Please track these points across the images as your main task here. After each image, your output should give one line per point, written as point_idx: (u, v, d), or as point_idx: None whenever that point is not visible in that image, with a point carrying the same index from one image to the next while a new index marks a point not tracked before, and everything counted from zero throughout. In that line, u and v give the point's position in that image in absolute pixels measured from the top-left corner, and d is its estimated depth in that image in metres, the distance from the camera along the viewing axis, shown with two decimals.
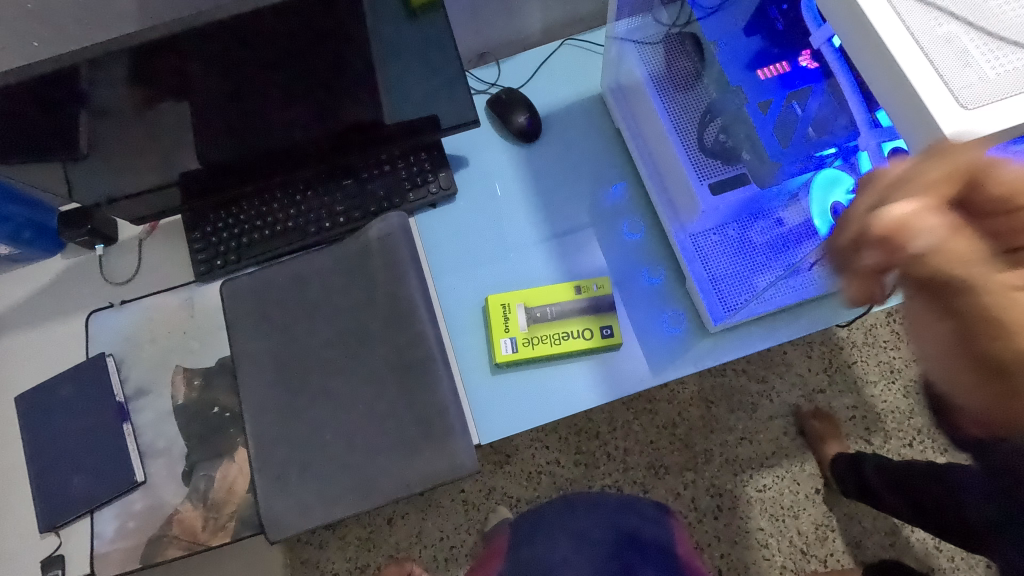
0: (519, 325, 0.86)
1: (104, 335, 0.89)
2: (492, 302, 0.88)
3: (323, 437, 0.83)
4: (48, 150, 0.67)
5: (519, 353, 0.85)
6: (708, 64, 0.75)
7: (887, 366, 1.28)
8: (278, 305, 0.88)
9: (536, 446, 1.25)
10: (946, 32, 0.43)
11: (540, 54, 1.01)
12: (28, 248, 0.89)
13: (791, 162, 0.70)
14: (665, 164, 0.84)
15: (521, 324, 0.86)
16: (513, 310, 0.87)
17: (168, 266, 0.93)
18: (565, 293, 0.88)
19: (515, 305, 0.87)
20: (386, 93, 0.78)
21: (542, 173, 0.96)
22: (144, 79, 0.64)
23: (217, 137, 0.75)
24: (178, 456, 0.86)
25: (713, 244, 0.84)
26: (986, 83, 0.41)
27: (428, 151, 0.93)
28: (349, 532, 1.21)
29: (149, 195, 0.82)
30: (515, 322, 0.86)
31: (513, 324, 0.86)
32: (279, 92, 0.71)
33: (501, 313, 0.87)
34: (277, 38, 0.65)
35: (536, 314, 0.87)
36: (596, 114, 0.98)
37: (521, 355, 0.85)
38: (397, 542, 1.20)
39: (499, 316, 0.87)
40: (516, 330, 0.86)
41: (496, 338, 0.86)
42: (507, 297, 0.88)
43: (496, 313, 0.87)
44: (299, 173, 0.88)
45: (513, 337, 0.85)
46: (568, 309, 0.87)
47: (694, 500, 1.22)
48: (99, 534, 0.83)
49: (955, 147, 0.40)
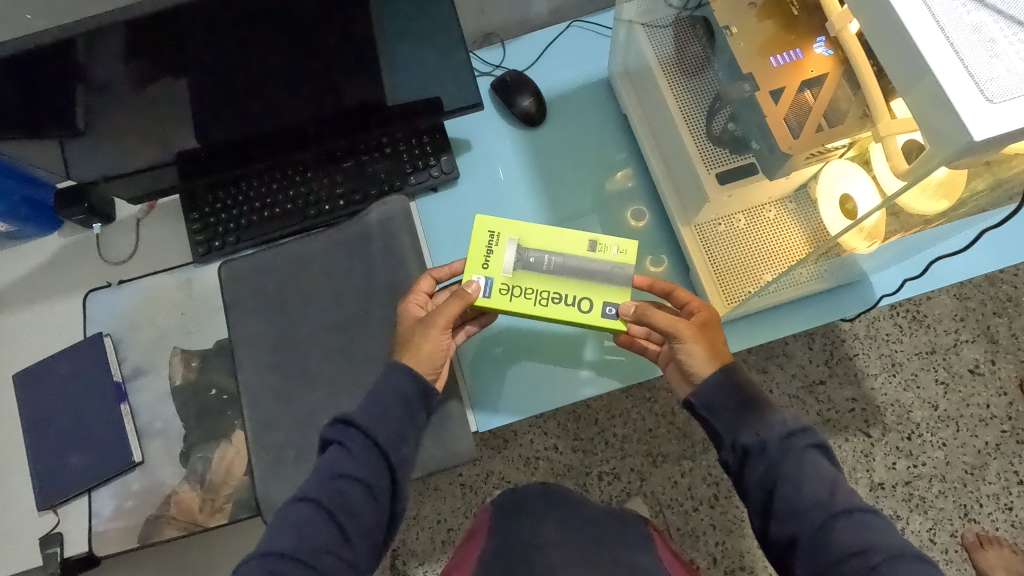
0: (502, 264, 0.68)
1: (102, 315, 0.89)
2: (478, 224, 0.70)
3: (321, 421, 0.83)
4: (44, 127, 0.66)
5: (493, 300, 0.68)
6: (719, 51, 0.72)
7: (889, 360, 1.27)
8: (276, 287, 0.87)
9: (535, 432, 1.25)
10: (974, 20, 0.41)
11: (546, 37, 0.98)
12: (25, 225, 0.88)
13: (801, 153, 0.63)
14: (673, 152, 0.83)
15: (505, 264, 0.68)
16: (501, 243, 0.69)
17: (165, 246, 0.92)
18: (574, 245, 0.69)
19: (507, 237, 0.69)
20: (388, 73, 0.76)
21: (545, 159, 0.94)
22: (141, 53, 0.62)
23: (215, 114, 0.73)
24: (176, 436, 0.86)
25: (719, 234, 0.83)
26: (1012, 75, 0.39)
27: (430, 134, 0.92)
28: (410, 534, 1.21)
29: (145, 173, 0.81)
30: (499, 259, 0.69)
31: (495, 261, 0.69)
32: (280, 71, 0.69)
33: (485, 241, 0.69)
34: (277, 14, 0.62)
35: (529, 259, 0.68)
36: (602, 98, 0.96)
37: (495, 303, 0.67)
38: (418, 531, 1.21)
39: (482, 246, 0.69)
40: (496, 270, 0.68)
41: (470, 273, 0.68)
42: (498, 225, 0.70)
43: (478, 240, 0.69)
44: (299, 154, 0.87)
45: (490, 277, 0.68)
46: (570, 267, 0.68)
47: (691, 488, 1.22)
48: (97, 512, 0.84)
49: (979, 140, 0.38)
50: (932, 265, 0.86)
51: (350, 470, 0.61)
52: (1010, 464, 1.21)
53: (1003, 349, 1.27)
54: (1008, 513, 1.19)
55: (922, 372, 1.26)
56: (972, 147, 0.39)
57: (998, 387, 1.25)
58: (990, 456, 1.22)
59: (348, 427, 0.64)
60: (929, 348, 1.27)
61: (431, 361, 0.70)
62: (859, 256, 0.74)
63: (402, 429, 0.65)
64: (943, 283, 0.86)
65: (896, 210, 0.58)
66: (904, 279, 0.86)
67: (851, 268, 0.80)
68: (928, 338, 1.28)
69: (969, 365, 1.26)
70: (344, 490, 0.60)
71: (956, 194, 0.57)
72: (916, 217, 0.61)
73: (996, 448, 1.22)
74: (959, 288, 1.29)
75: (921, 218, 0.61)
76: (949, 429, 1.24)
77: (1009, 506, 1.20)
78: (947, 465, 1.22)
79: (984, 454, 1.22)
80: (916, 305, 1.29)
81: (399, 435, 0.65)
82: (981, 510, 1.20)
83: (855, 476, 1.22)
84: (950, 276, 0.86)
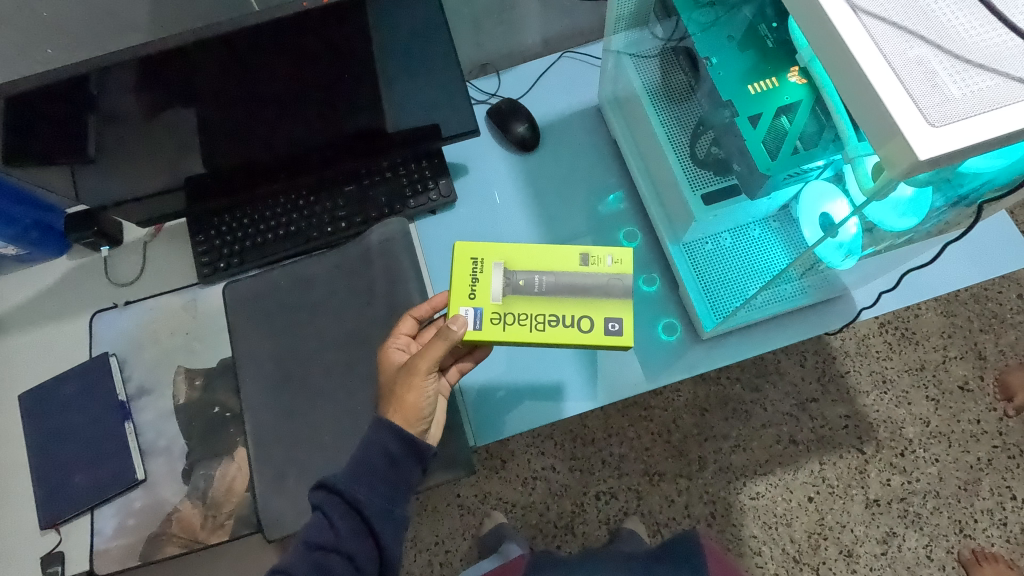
0: (490, 292, 0.67)
1: (108, 335, 0.91)
2: (459, 253, 0.69)
3: (321, 437, 0.84)
4: (56, 156, 0.68)
5: (484, 331, 0.66)
6: (701, 79, 0.76)
7: (880, 376, 1.26)
8: (279, 307, 0.90)
9: (532, 452, 1.24)
10: (917, 54, 0.45)
11: (539, 67, 1.03)
12: (36, 248, 0.90)
13: (779, 173, 0.68)
14: (660, 175, 0.87)
15: (493, 292, 0.67)
16: (486, 269, 0.68)
17: (170, 268, 0.94)
18: (566, 262, 0.68)
19: (490, 262, 0.68)
20: (388, 103, 0.80)
21: (539, 182, 0.98)
22: (151, 87, 0.64)
23: (221, 142, 0.76)
24: (178, 454, 0.88)
25: (706, 252, 0.87)
26: (953, 102, 0.43)
27: (428, 159, 0.96)
28: (415, 565, 1.20)
29: (153, 199, 0.84)
30: (485, 288, 0.67)
31: (482, 290, 0.67)
32: (285, 98, 0.73)
33: (469, 269, 0.68)
34: (281, 50, 0.65)
35: (518, 282, 0.67)
36: (593, 125, 1.01)
37: (486, 335, 0.65)
38: (419, 557, 1.20)
39: (466, 276, 0.68)
40: (484, 299, 0.67)
41: (456, 306, 0.66)
42: (479, 250, 0.69)
43: (462, 270, 0.68)
44: (303, 178, 0.90)
45: (478, 308, 0.66)
46: (564, 285, 0.67)
47: (688, 507, 1.21)
48: (99, 531, 0.85)
49: (924, 160, 0.42)
50: (907, 276, 0.91)
51: (331, 542, 0.63)
52: (1003, 480, 1.20)
53: (991, 364, 1.26)
54: (1003, 528, 1.18)
55: (912, 389, 1.25)
56: (918, 166, 0.43)
57: (988, 402, 1.24)
58: (983, 471, 1.21)
59: (328, 489, 0.65)
60: (919, 364, 1.26)
61: (416, 411, 0.68)
62: (840, 272, 0.78)
63: (390, 492, 0.66)
64: (920, 294, 0.91)
65: (867, 225, 0.63)
66: (882, 290, 0.91)
67: (841, 303, 0.90)
68: (917, 355, 1.27)
69: (958, 381, 1.26)
70: (326, 562, 0.62)
71: (923, 212, 0.61)
72: (887, 232, 0.65)
73: (988, 464, 1.21)
74: (945, 304, 1.29)
75: (893, 234, 0.66)
76: (941, 445, 1.23)
77: (1004, 521, 1.18)
78: (940, 481, 1.21)
79: (977, 469, 1.21)
80: (905, 321, 1.29)
81: (389, 499, 0.66)
82: (976, 525, 1.19)
83: (849, 493, 1.21)
84: (925, 289, 0.91)
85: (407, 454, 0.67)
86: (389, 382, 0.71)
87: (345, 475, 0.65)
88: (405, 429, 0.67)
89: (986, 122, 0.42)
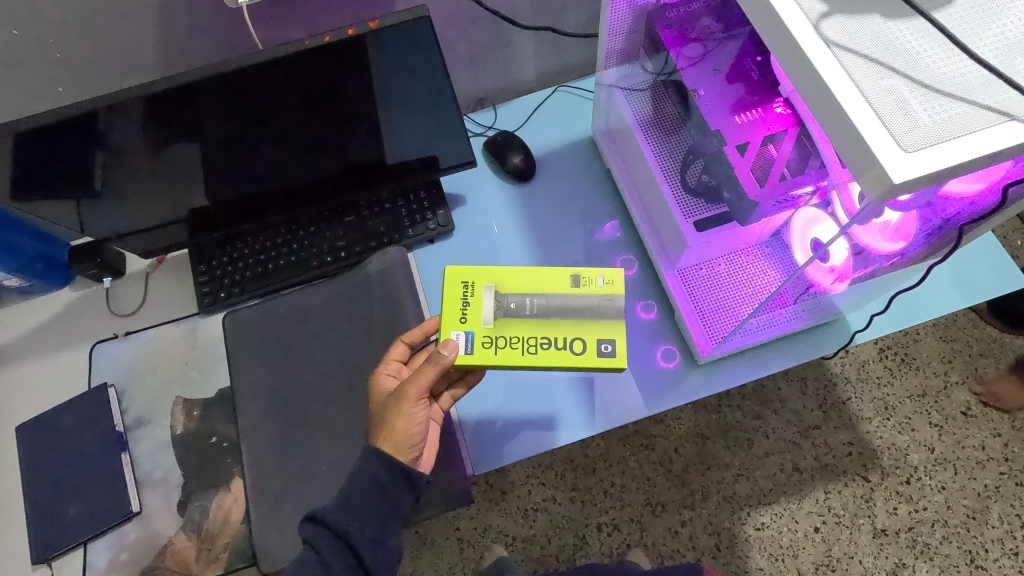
0: (480, 316, 0.68)
1: (106, 366, 0.92)
2: (451, 278, 0.70)
3: (317, 467, 0.84)
4: (61, 190, 0.70)
5: (476, 355, 0.66)
6: (691, 112, 0.79)
7: (882, 403, 1.25)
8: (278, 337, 0.91)
9: (533, 483, 1.23)
10: (889, 84, 0.47)
11: (534, 101, 1.07)
12: (38, 280, 0.92)
13: (768, 200, 0.71)
14: (652, 202, 0.89)
15: (484, 315, 0.68)
16: (478, 292, 0.69)
17: (171, 298, 0.95)
18: (556, 285, 0.69)
19: (482, 286, 0.69)
20: (387, 137, 0.82)
21: (536, 211, 1.00)
22: (156, 123, 0.66)
23: (223, 175, 0.78)
24: (174, 485, 0.87)
25: (701, 278, 0.88)
26: (924, 129, 0.45)
27: (427, 190, 0.98)
28: None
29: (155, 230, 0.85)
30: (477, 311, 0.68)
31: (473, 314, 0.68)
32: (285, 133, 0.75)
33: (461, 293, 0.69)
34: (282, 87, 0.68)
35: (509, 305, 0.68)
36: (587, 156, 1.04)
37: (478, 359, 0.65)
38: None
39: (457, 299, 0.69)
40: (475, 323, 0.67)
41: (448, 330, 0.67)
42: (471, 275, 0.70)
43: (454, 294, 0.69)
44: (303, 210, 0.92)
45: (469, 332, 0.67)
46: (554, 307, 0.68)
47: (693, 539, 1.19)
48: (92, 565, 0.84)
49: (899, 184, 0.43)
50: (899, 298, 0.92)
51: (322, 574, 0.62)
52: (1011, 508, 1.18)
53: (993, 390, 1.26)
54: (1014, 558, 1.15)
55: (915, 416, 1.24)
56: (894, 190, 0.44)
57: (991, 428, 1.23)
58: (991, 499, 1.19)
59: (322, 521, 0.64)
60: (920, 390, 1.26)
61: (407, 438, 0.68)
62: (833, 296, 0.80)
63: (381, 524, 0.66)
64: (912, 317, 0.92)
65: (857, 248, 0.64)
66: (874, 313, 0.92)
67: (834, 327, 0.91)
68: (918, 380, 1.27)
69: (961, 407, 1.25)
70: None
71: (908, 234, 0.64)
72: (875, 257, 0.67)
73: (996, 491, 1.19)
74: (944, 329, 1.30)
75: (881, 258, 0.68)
76: (947, 472, 1.21)
77: (1015, 551, 1.16)
78: (948, 509, 1.19)
79: (985, 496, 1.19)
80: (904, 346, 1.29)
81: (380, 530, 0.65)
82: (987, 555, 1.16)
83: (856, 523, 1.19)
84: (917, 312, 0.92)
85: (402, 482, 0.67)
86: (380, 410, 0.70)
87: (337, 507, 0.65)
88: (395, 457, 0.67)
89: (957, 147, 0.44)
